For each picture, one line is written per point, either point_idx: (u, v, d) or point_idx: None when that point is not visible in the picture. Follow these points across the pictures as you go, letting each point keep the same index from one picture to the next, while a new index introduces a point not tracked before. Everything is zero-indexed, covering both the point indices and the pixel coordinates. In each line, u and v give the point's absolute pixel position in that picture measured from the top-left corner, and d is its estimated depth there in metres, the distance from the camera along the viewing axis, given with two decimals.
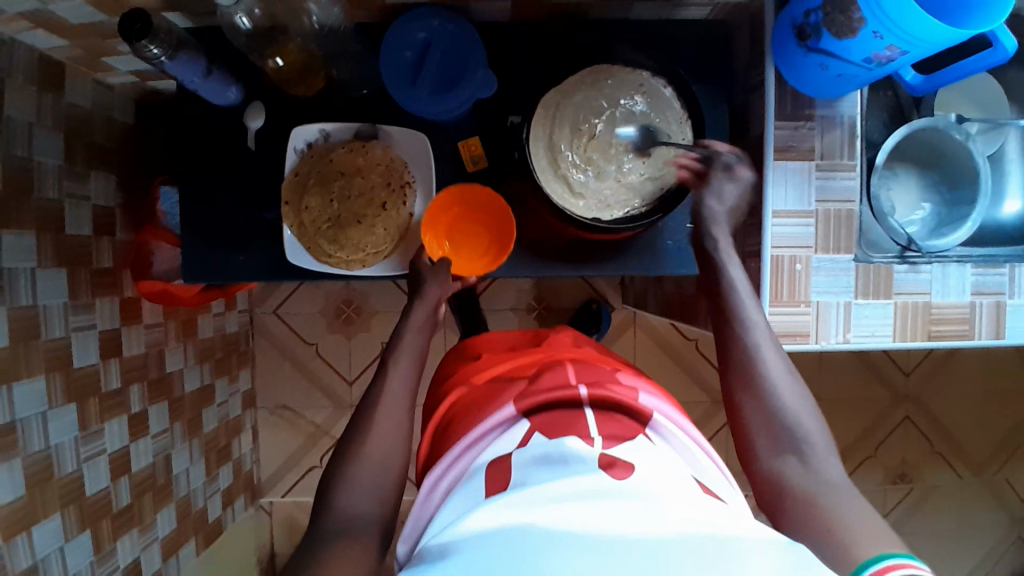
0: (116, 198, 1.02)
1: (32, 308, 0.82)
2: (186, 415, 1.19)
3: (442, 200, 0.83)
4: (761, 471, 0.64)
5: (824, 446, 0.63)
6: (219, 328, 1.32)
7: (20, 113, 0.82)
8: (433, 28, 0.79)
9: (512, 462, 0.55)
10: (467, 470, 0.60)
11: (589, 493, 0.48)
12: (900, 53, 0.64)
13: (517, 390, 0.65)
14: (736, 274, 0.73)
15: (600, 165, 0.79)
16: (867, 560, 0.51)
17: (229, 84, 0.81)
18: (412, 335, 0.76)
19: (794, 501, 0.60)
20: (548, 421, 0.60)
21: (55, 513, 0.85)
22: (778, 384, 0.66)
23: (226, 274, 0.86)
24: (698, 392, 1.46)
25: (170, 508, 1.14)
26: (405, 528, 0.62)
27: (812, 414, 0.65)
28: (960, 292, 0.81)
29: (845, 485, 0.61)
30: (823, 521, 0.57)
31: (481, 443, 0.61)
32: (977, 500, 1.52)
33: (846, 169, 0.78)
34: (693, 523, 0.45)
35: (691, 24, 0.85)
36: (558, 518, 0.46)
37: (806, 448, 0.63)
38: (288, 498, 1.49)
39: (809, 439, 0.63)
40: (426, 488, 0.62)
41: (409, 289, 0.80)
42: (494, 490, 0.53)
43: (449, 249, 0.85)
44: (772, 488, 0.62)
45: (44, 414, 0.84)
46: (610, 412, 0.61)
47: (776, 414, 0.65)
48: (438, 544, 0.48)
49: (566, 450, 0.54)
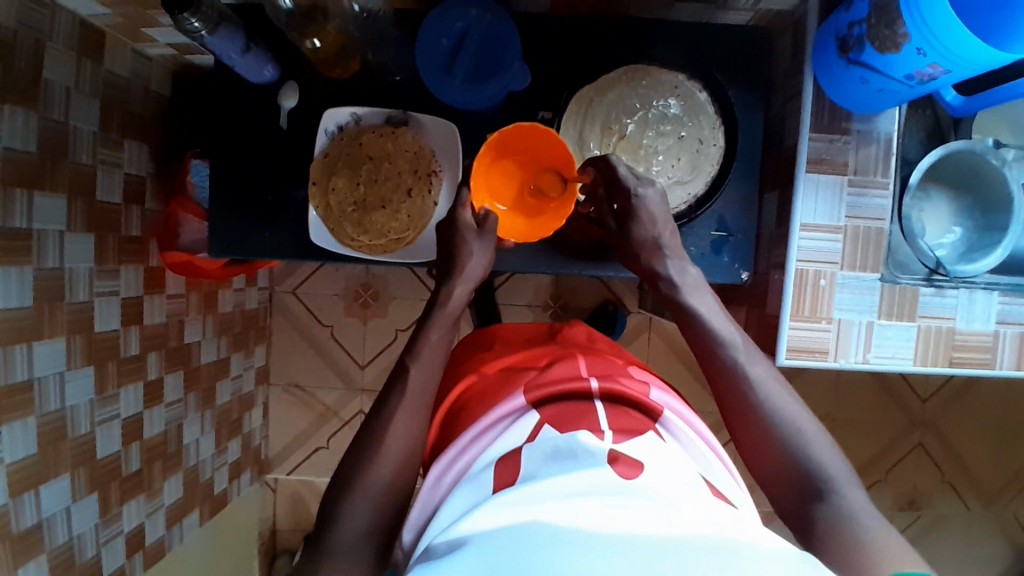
0: (147, 168, 1.03)
1: (58, 270, 0.84)
2: (200, 386, 1.21)
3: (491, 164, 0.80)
4: (790, 510, 0.61)
5: (845, 475, 0.61)
6: (238, 303, 1.33)
7: (59, 78, 0.83)
8: (470, 17, 0.78)
9: (523, 454, 0.55)
10: (476, 458, 0.60)
11: (598, 490, 0.48)
12: (943, 72, 0.63)
13: (526, 380, 0.65)
14: (707, 300, 0.71)
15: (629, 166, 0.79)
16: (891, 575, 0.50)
17: (265, 63, 0.82)
18: (436, 329, 0.71)
19: (827, 540, 0.57)
20: (558, 413, 0.60)
21: (66, 473, 0.87)
22: (772, 397, 0.64)
23: (250, 250, 0.87)
24: (709, 402, 1.45)
25: (179, 477, 1.16)
26: (411, 515, 0.62)
27: (825, 441, 0.63)
28: (984, 320, 0.79)
29: (872, 512, 0.58)
30: (853, 554, 0.54)
31: (488, 434, 0.61)
32: (986, 532, 1.49)
33: (879, 186, 0.77)
34: (702, 526, 0.45)
35: (732, 30, 0.84)
36: (566, 514, 0.46)
37: (826, 481, 0.60)
38: (294, 475, 1.51)
39: (826, 471, 0.60)
40: (435, 475, 0.62)
41: (438, 272, 0.75)
42: (503, 483, 0.53)
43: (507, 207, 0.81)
44: (804, 529, 0.59)
45: (62, 374, 0.85)
46: (621, 406, 0.61)
47: (786, 450, 0.62)
48: (447, 539, 0.48)
49: (577, 444, 0.54)
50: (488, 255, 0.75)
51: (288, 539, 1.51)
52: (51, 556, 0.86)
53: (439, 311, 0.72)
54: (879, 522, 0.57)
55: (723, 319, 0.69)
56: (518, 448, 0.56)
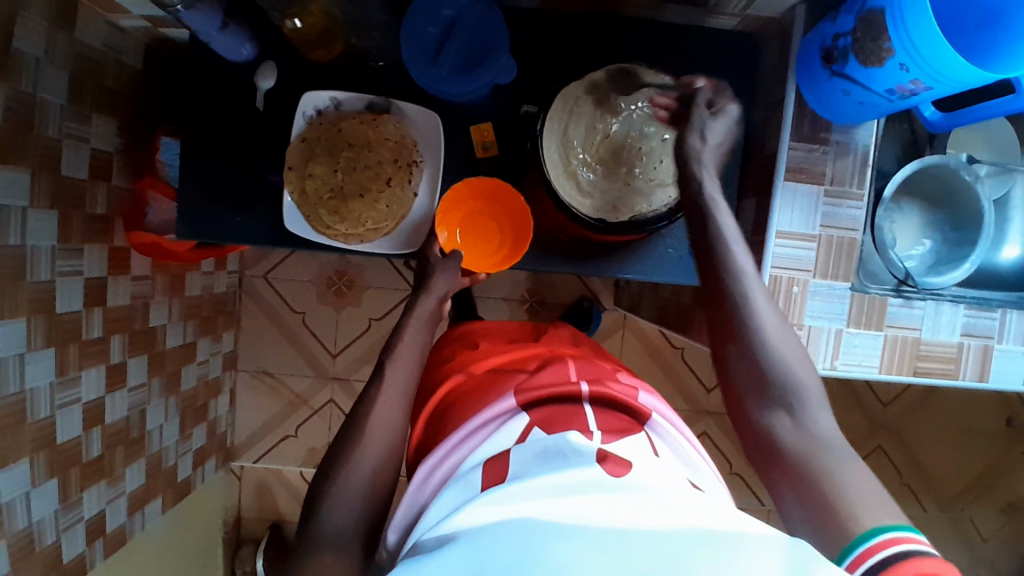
0: (116, 144, 1.00)
1: (21, 247, 0.81)
2: (165, 370, 1.18)
3: (469, 202, 0.84)
4: (752, 427, 0.63)
5: (819, 401, 0.62)
6: (207, 286, 1.30)
7: (28, 47, 0.79)
8: (459, 6, 0.77)
9: (512, 458, 0.55)
10: (464, 460, 0.59)
11: (589, 488, 0.48)
12: (925, 88, 0.64)
13: (517, 381, 0.65)
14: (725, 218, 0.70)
15: (610, 166, 0.79)
16: (867, 531, 0.51)
17: (243, 41, 0.79)
18: (413, 330, 0.74)
19: (792, 463, 0.58)
20: (548, 415, 0.59)
21: (24, 459, 0.84)
22: (769, 329, 0.64)
23: (222, 235, 0.85)
24: (678, 400, 1.47)
25: (141, 463, 1.13)
26: (396, 514, 0.61)
27: (804, 365, 0.64)
28: (949, 331, 0.82)
29: (836, 434, 0.60)
30: (816, 484, 0.56)
31: (476, 437, 0.60)
32: (939, 534, 1.55)
33: (854, 198, 0.78)
34: (695, 518, 0.45)
35: (719, 33, 0.84)
36: (559, 509, 0.46)
37: (801, 406, 0.61)
38: (260, 463, 1.48)
39: (804, 397, 0.61)
40: (420, 475, 0.61)
41: (415, 282, 0.80)
42: (491, 482, 0.53)
43: (495, 235, 0.84)
44: (764, 444, 0.61)
45: (22, 356, 0.82)
46: (606, 408, 0.61)
47: (769, 374, 0.62)
48: (437, 535, 0.49)
49: (567, 444, 0.54)
50: (454, 278, 0.79)
51: (252, 527, 1.49)
52: (9, 542, 0.83)
53: (413, 313, 0.75)
54: (845, 450, 0.59)
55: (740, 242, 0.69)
56: (508, 450, 0.56)
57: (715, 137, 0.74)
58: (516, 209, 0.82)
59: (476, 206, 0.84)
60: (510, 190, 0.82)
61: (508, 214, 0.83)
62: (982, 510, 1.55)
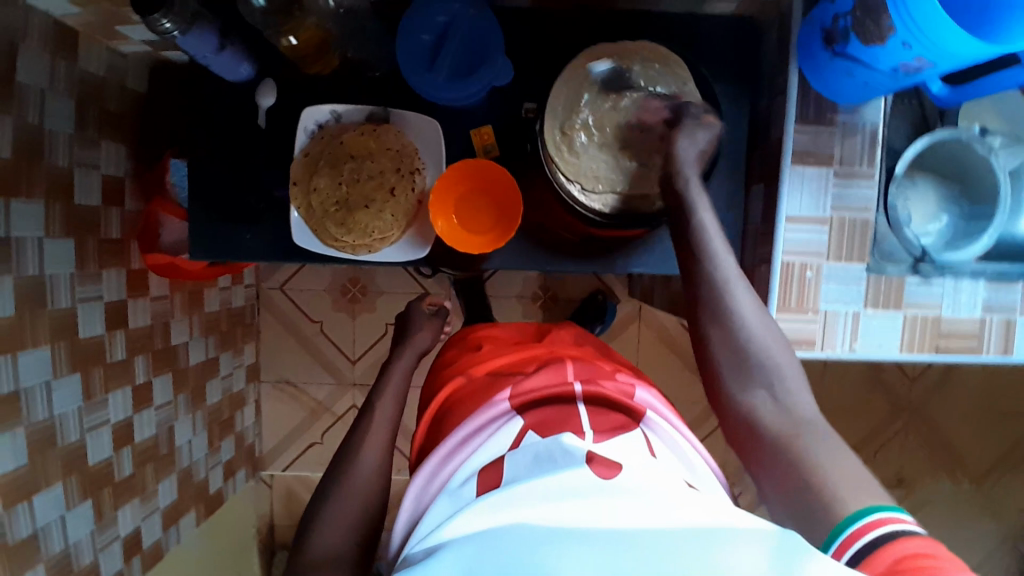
0: (126, 168, 1.01)
1: (39, 277, 0.83)
2: (189, 387, 1.20)
3: (452, 184, 0.81)
4: (732, 407, 0.63)
5: (793, 374, 0.62)
6: (225, 301, 1.32)
7: (33, 79, 0.81)
8: (454, 11, 0.77)
9: (505, 464, 0.53)
10: (458, 467, 0.58)
11: (579, 490, 0.46)
12: (929, 65, 0.62)
13: (511, 384, 0.64)
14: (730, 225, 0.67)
15: (610, 139, 0.77)
16: (855, 514, 0.51)
17: (241, 61, 0.80)
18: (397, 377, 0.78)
19: (771, 441, 0.59)
20: (539, 420, 0.58)
21: (57, 482, 0.86)
22: (746, 309, 0.64)
23: (233, 252, 0.86)
24: (698, 388, 1.46)
25: (172, 478, 1.15)
26: (399, 519, 0.60)
27: (778, 342, 0.63)
28: (969, 308, 0.80)
29: (814, 414, 0.60)
30: (795, 462, 0.57)
31: (473, 442, 0.59)
32: (972, 509, 1.52)
33: (865, 176, 0.76)
34: (691, 516, 0.43)
35: (717, 18, 0.83)
36: (549, 513, 0.44)
37: (774, 378, 0.62)
38: (288, 471, 1.51)
39: (778, 370, 0.62)
40: (422, 480, 0.60)
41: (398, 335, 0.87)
42: (486, 487, 0.52)
43: (490, 209, 0.82)
44: (742, 423, 0.62)
45: (48, 383, 0.84)
46: (602, 409, 0.59)
47: (746, 351, 0.62)
48: (425, 546, 0.47)
49: (559, 447, 0.52)
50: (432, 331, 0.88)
51: (285, 534, 1.52)
52: (48, 564, 0.86)
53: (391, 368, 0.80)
54: (824, 430, 0.59)
55: (722, 240, 0.67)
56: (502, 456, 0.55)
57: (696, 145, 0.71)
58: (509, 183, 0.81)
59: (465, 192, 0.82)
60: (507, 172, 0.82)
61: (497, 189, 0.82)
62: (1016, 482, 1.52)
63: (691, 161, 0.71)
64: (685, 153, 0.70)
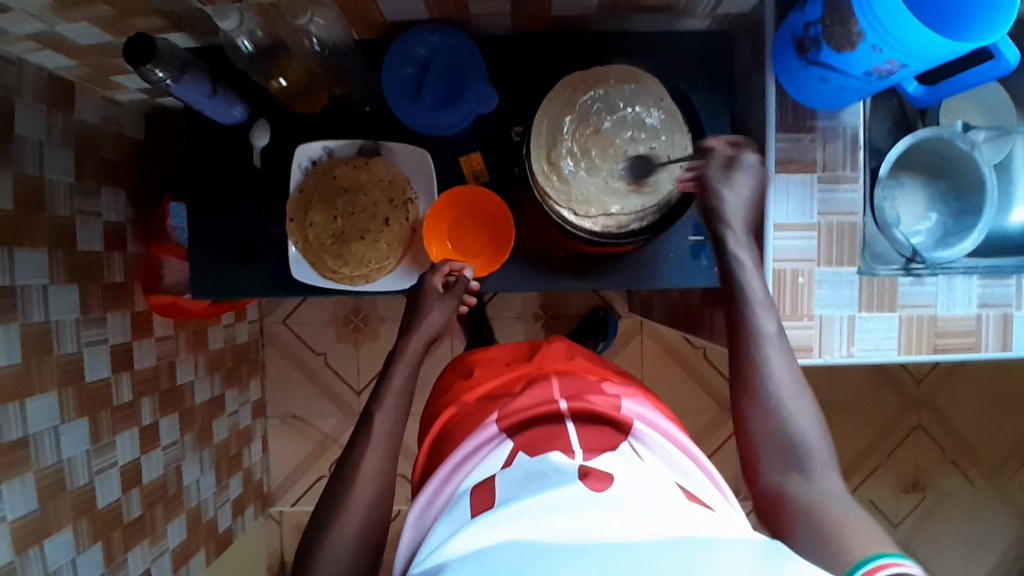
0: (126, 213, 1.04)
1: (45, 324, 0.84)
2: (196, 425, 1.20)
3: (440, 207, 0.84)
4: (765, 486, 0.64)
5: (823, 457, 0.63)
6: (229, 338, 1.34)
7: (31, 132, 0.83)
8: (432, 44, 0.80)
9: (499, 481, 0.54)
10: (458, 488, 0.58)
11: (574, 503, 0.47)
12: (900, 66, 0.64)
13: (501, 406, 0.64)
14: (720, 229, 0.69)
15: (596, 162, 0.78)
16: (872, 554, 0.51)
17: (233, 103, 0.82)
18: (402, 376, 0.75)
19: (796, 516, 0.60)
20: (531, 438, 0.59)
21: (67, 526, 0.87)
22: (781, 385, 0.67)
23: (233, 288, 0.87)
24: (705, 400, 1.45)
25: (181, 518, 1.15)
26: (403, 539, 0.60)
27: (815, 423, 0.65)
28: (965, 305, 0.80)
29: (843, 496, 0.61)
30: (822, 535, 0.56)
31: (468, 464, 0.59)
32: (991, 509, 1.49)
33: (848, 181, 0.77)
34: (686, 528, 0.44)
35: (693, 35, 0.85)
36: (546, 530, 0.45)
37: (807, 456, 0.63)
38: (298, 505, 1.50)
39: (810, 449, 0.63)
40: (422, 504, 0.61)
41: (408, 313, 0.78)
42: (481, 507, 0.52)
43: (479, 233, 0.85)
44: (772, 500, 0.62)
45: (56, 428, 0.85)
46: (589, 423, 0.60)
47: (780, 429, 0.65)
48: (424, 568, 0.46)
49: (548, 465, 0.53)
50: (448, 313, 0.78)
51: None
52: None
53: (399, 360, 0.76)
54: (852, 507, 0.59)
55: (760, 300, 0.71)
56: (494, 475, 0.55)
57: (739, 192, 0.73)
58: (499, 206, 0.84)
59: (455, 216, 0.85)
60: (495, 194, 0.84)
61: (487, 213, 0.85)
62: None
63: (740, 202, 0.73)
64: (732, 207, 0.72)
